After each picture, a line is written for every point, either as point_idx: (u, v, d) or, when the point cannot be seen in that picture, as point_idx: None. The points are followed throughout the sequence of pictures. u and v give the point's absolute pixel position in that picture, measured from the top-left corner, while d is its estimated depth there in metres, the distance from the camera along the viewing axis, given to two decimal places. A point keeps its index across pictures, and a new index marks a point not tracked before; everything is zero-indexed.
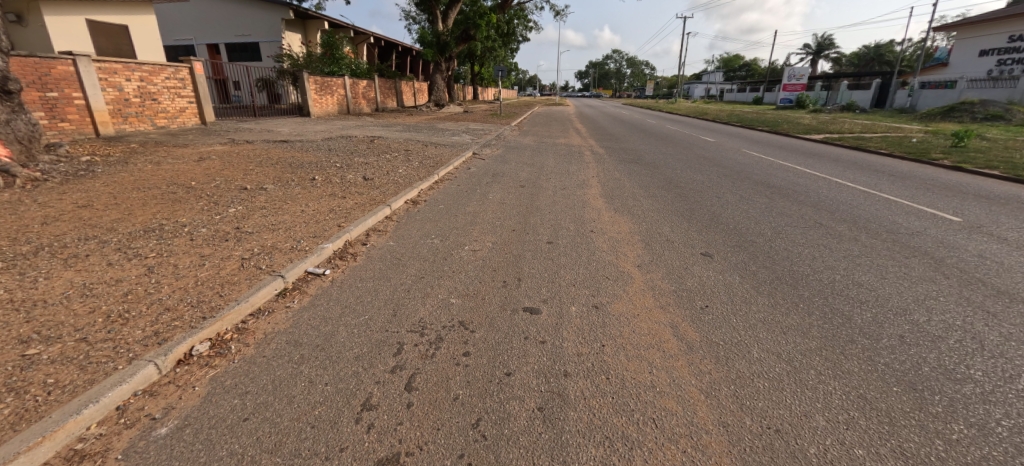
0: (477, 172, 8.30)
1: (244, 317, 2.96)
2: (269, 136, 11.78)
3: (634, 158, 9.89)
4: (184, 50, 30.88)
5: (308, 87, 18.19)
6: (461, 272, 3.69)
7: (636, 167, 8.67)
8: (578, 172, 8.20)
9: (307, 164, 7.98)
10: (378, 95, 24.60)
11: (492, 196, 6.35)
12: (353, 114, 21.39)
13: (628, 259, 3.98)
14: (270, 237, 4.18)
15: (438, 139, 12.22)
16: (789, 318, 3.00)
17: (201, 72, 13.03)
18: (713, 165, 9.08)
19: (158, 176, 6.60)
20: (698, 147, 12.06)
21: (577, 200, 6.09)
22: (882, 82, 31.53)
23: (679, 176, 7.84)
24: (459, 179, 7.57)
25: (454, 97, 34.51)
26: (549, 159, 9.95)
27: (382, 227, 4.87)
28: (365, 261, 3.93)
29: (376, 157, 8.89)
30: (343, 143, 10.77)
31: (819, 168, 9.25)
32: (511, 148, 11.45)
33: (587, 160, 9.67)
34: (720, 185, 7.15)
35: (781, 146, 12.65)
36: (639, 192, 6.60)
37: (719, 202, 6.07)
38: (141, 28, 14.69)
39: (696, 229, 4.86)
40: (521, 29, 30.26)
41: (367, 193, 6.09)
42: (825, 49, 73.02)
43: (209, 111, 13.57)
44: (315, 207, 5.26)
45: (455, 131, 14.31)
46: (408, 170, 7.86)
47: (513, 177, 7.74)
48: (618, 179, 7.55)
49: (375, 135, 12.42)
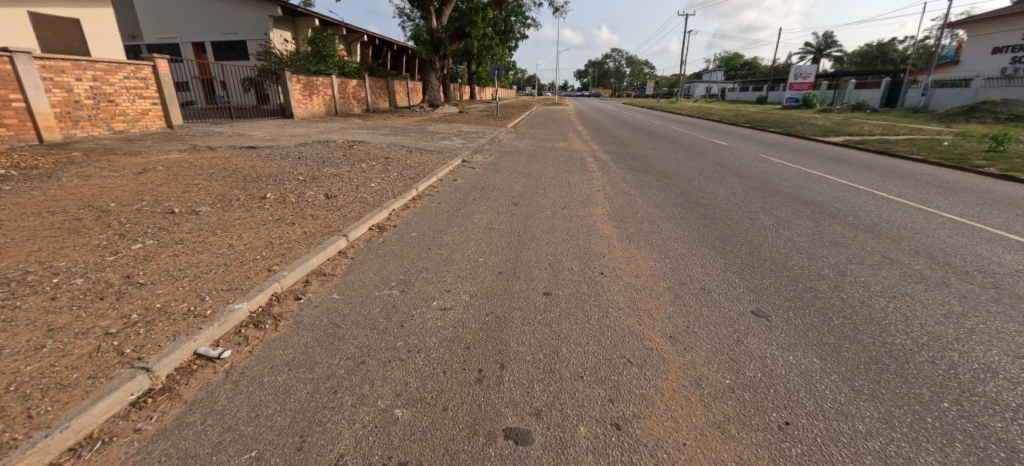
0: (464, 185, 7.18)
1: (54, 459, 1.84)
2: (238, 141, 10.65)
3: (644, 166, 8.76)
4: (169, 47, 29.63)
5: (291, 87, 17.02)
6: (419, 352, 2.57)
7: (647, 178, 7.55)
8: (581, 185, 7.07)
9: (265, 176, 6.86)
10: (369, 95, 23.45)
11: (478, 219, 5.21)
12: (341, 116, 20.25)
13: (656, 326, 2.86)
14: (163, 294, 3.05)
15: (426, 144, 11.10)
16: (925, 454, 1.89)
17: (166, 71, 11.88)
18: (734, 175, 7.95)
19: (77, 195, 5.48)
20: (712, 152, 10.92)
21: (580, 225, 4.97)
22: (893, 81, 30.38)
23: (699, 190, 6.72)
24: (442, 193, 6.45)
25: (450, 97, 33.37)
26: (548, 167, 8.83)
27: (329, 269, 3.74)
28: (289, 331, 2.81)
29: (350, 167, 7.78)
30: (318, 150, 9.65)
31: (854, 177, 8.15)
32: (505, 154, 10.33)
33: (591, 168, 8.55)
34: (749, 202, 6.03)
35: (804, 151, 11.50)
36: (655, 213, 5.47)
37: (755, 227, 4.96)
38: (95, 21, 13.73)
39: (737, 270, 3.74)
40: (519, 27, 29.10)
41: (323, 216, 4.96)
42: (827, 48, 71.95)
43: (176, 113, 12.42)
44: (249, 240, 4.13)
45: (445, 135, 13.15)
46: (383, 183, 6.74)
47: (506, 192, 6.62)
48: (628, 194, 6.44)
49: (356, 140, 11.29)
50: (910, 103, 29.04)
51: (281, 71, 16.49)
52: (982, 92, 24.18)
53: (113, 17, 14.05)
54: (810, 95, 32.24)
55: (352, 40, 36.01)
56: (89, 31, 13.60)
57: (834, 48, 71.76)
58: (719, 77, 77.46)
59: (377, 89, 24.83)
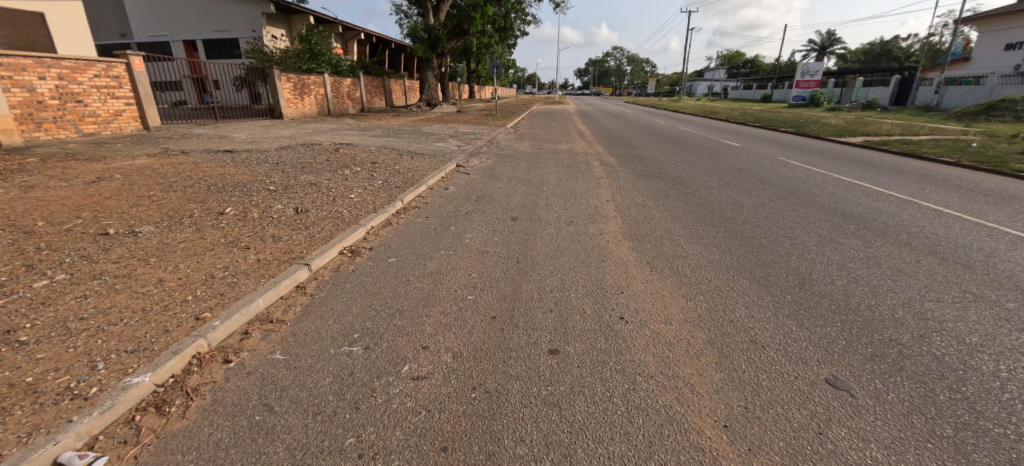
0: (458, 194, 6.40)
1: None
2: (217, 143, 9.86)
3: (656, 171, 7.98)
4: (161, 46, 28.85)
5: (281, 85, 16.22)
6: (374, 460, 1.80)
7: (661, 185, 6.78)
8: (588, 194, 6.29)
9: (233, 185, 6.10)
10: (364, 94, 22.66)
11: (470, 239, 4.43)
12: (334, 116, 19.46)
13: (703, 410, 2.09)
14: (43, 362, 2.29)
15: (419, 147, 10.30)
16: None
17: (141, 68, 11.12)
18: (758, 182, 7.17)
19: (6, 211, 4.73)
20: (727, 155, 10.12)
21: (590, 247, 4.19)
22: (903, 79, 29.53)
23: (721, 200, 5.95)
24: (431, 205, 5.67)
25: (448, 96, 32.57)
26: (551, 172, 8.04)
27: (279, 313, 2.97)
28: (201, 418, 2.04)
29: (331, 174, 7.02)
30: (300, 154, 8.86)
31: (888, 183, 7.37)
32: (505, 158, 9.54)
33: (598, 173, 7.75)
34: (782, 216, 5.26)
35: (824, 153, 10.70)
36: (677, 230, 4.68)
37: (796, 248, 4.20)
38: (59, 15, 13.01)
39: (792, 314, 2.97)
40: (519, 24, 28.30)
41: (286, 237, 4.18)
42: (831, 46, 71.07)
43: (153, 113, 11.66)
44: (186, 272, 3.37)
45: (440, 137, 12.35)
46: (365, 193, 5.96)
47: (504, 203, 5.84)
48: (642, 205, 5.68)
49: (344, 142, 10.50)
50: (921, 101, 28.18)
51: (270, 69, 15.68)
52: (997, 90, 22.77)
53: (74, 9, 13.36)
54: (817, 93, 31.41)
55: (349, 38, 35.23)
56: (54, 25, 12.90)
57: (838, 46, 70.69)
58: (721, 76, 76.59)
59: (372, 88, 24.04)
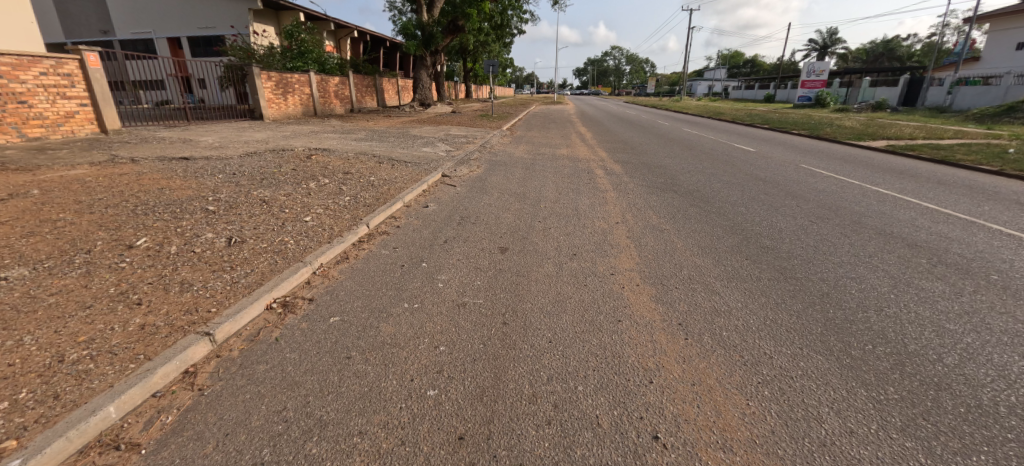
0: (439, 212, 5.39)
1: None
2: (176, 149, 8.81)
3: (669, 182, 6.99)
4: (144, 43, 27.68)
5: (261, 84, 15.14)
6: None
7: (678, 202, 5.79)
8: (593, 214, 5.29)
9: (168, 203, 5.08)
10: (354, 94, 21.60)
11: (444, 282, 3.43)
12: (321, 116, 18.39)
13: None
14: None
15: (402, 152, 9.27)
16: None
17: (96, 65, 10.07)
18: (789, 197, 6.18)
19: None
20: (745, 161, 9.12)
21: (599, 297, 3.19)
22: (913, 79, 28.42)
23: (753, 222, 4.97)
24: (404, 229, 4.67)
25: (443, 96, 31.50)
26: (550, 181, 7.02)
27: (137, 430, 1.97)
28: None
29: (292, 187, 6.00)
30: (266, 162, 7.83)
31: (938, 198, 6.39)
32: (497, 165, 8.52)
33: (603, 185, 6.75)
34: (834, 246, 4.27)
35: (850, 159, 9.71)
36: (709, 268, 3.69)
37: (870, 299, 3.21)
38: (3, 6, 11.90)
39: (909, 429, 1.98)
40: (516, 21, 27.21)
41: (200, 285, 3.17)
42: (832, 45, 70.07)
43: (113, 115, 10.62)
44: (25, 352, 2.35)
45: (428, 140, 11.31)
46: (325, 212, 4.94)
47: (493, 225, 4.84)
48: (660, 230, 4.68)
49: (320, 147, 9.47)
50: (931, 102, 27.04)
51: (249, 66, 14.61)
52: (1014, 90, 21.73)
53: None
54: (823, 93, 30.45)
55: (341, 35, 34.12)
56: None
57: (840, 45, 69.75)
58: (722, 75, 75.77)
59: (362, 87, 22.97)
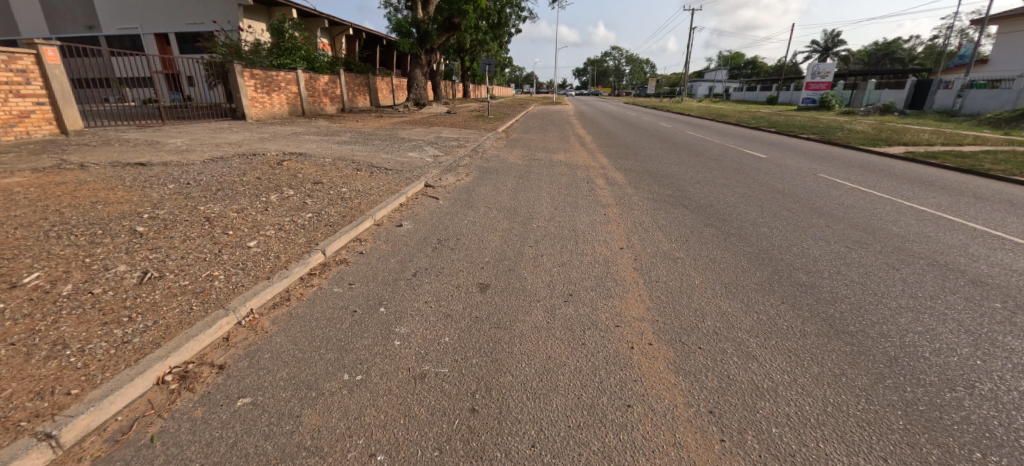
0: (414, 232, 4.62)
1: None
2: (135, 153, 8.02)
3: (677, 195, 6.24)
4: (130, 39, 26.80)
5: (244, 83, 14.31)
6: None
7: (690, 221, 5.04)
8: (594, 236, 4.53)
9: (93, 222, 4.30)
10: (346, 93, 20.81)
11: (401, 337, 2.67)
12: (308, 116, 17.47)
13: None
14: None
15: (386, 157, 8.49)
16: None
17: (55, 61, 9.28)
18: (815, 215, 5.44)
19: None
20: (758, 170, 8.37)
21: (601, 365, 2.43)
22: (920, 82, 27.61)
23: (781, 249, 4.23)
24: (368, 256, 3.91)
25: (440, 95, 30.71)
26: (545, 193, 6.25)
27: None
28: None
29: (248, 202, 5.23)
30: (230, 168, 7.03)
31: (981, 215, 5.66)
32: (488, 173, 7.74)
33: (605, 198, 5.99)
34: (884, 283, 3.53)
35: (870, 168, 8.97)
36: (738, 317, 2.94)
37: (952, 367, 2.47)
38: None
39: None
40: (514, 19, 26.43)
41: (74, 349, 2.40)
42: (834, 47, 69.35)
43: (74, 115, 9.84)
44: None
45: (416, 143, 10.53)
46: (276, 234, 4.17)
47: (475, 251, 4.07)
48: (673, 259, 3.93)
49: (296, 151, 8.67)
50: (938, 106, 26.24)
51: (230, 63, 13.77)
52: None
53: None
54: (828, 94, 29.71)
55: (335, 33, 33.30)
56: None
57: (842, 47, 69.08)
58: (723, 76, 75.02)
59: (354, 86, 22.17)
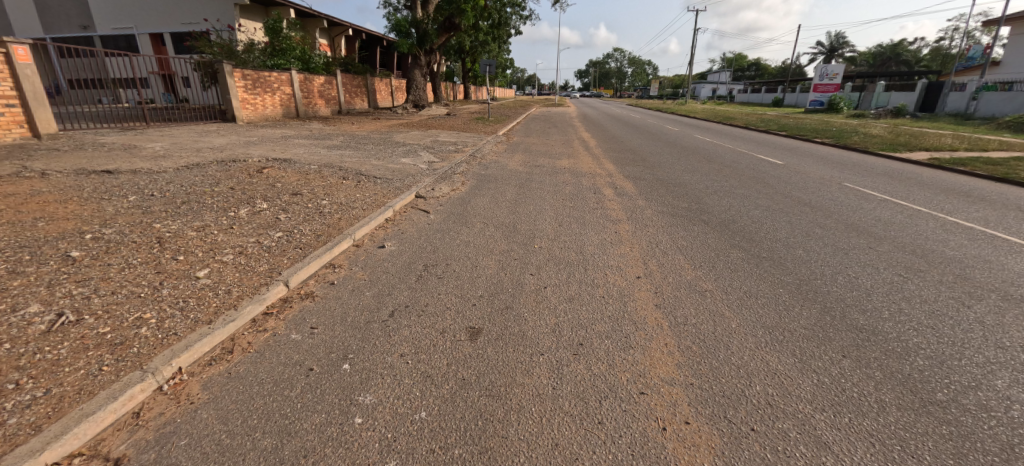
0: (398, 255, 4.01)
1: None
2: (106, 159, 7.43)
3: (695, 208, 5.63)
4: (125, 39, 26.30)
5: (234, 84, 13.73)
6: None
7: (714, 241, 4.42)
8: (605, 260, 3.91)
9: (23, 244, 3.71)
10: (342, 94, 20.25)
11: (365, 411, 2.06)
12: (303, 119, 16.93)
13: None
14: None
15: (376, 163, 7.89)
16: None
17: (26, 60, 8.72)
18: (854, 233, 4.82)
19: None
20: (779, 178, 7.73)
21: (626, 459, 1.82)
22: (932, 83, 26.89)
23: (825, 279, 3.61)
24: (339, 287, 3.31)
25: (440, 97, 30.15)
26: (548, 205, 5.64)
27: None
28: None
29: (213, 218, 4.63)
30: (204, 176, 6.43)
31: None
32: (486, 181, 7.12)
33: (615, 212, 5.37)
34: (960, 327, 2.92)
35: (897, 177, 8.34)
36: (795, 380, 2.32)
37: None
38: None
39: None
40: (515, 19, 25.84)
41: None
42: (839, 48, 68.58)
43: (48, 117, 9.29)
44: None
45: (411, 148, 9.93)
46: (234, 260, 3.56)
47: (466, 281, 3.45)
48: (702, 292, 3.32)
49: (280, 157, 8.08)
50: (951, 108, 25.53)
51: (220, 63, 13.21)
52: None
53: None
54: (837, 97, 29.04)
55: (334, 33, 32.77)
56: None
57: (847, 49, 68.37)
58: (726, 77, 74.37)
59: (351, 87, 21.60)
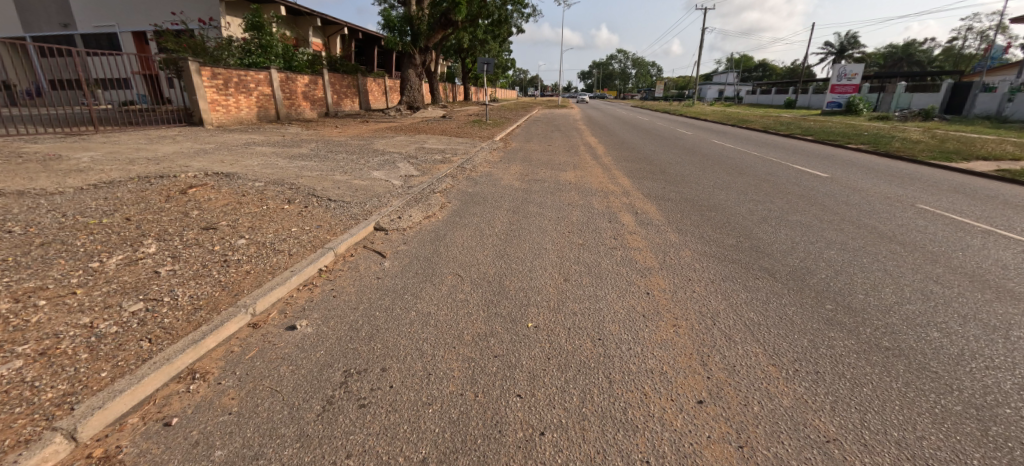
0: (311, 343, 2.54)
1: None
2: (4, 174, 6.01)
3: (749, 248, 4.15)
4: (107, 39, 25.02)
5: (202, 83, 12.33)
6: None
7: (798, 315, 2.92)
8: (639, 359, 2.42)
9: None
10: (329, 95, 18.84)
11: None
12: (283, 122, 15.54)
13: None
14: None
15: (339, 179, 6.45)
16: None
17: None
18: (992, 295, 3.32)
19: None
20: (835, 198, 6.24)
21: None
22: (958, 83, 25.30)
23: (1017, 408, 2.12)
24: (171, 439, 1.84)
25: (437, 98, 28.76)
26: (548, 243, 4.18)
27: None
28: None
29: (63, 273, 3.17)
30: (106, 200, 4.98)
31: None
32: (472, 202, 5.67)
33: (641, 257, 3.89)
34: None
35: (975, 195, 6.83)
36: None
37: None
38: None
39: None
40: (517, 16, 24.38)
41: None
42: (849, 48, 66.81)
43: None
44: None
45: (389, 157, 8.47)
46: (14, 375, 2.09)
47: (402, 417, 1.97)
48: (824, 448, 1.84)
49: (224, 170, 6.63)
50: (979, 111, 24.01)
51: (186, 60, 11.81)
52: None
53: None
54: (856, 98, 27.49)
55: (329, 32, 31.44)
56: None
57: (857, 50, 66.38)
58: (732, 78, 72.89)
59: (339, 87, 20.20)
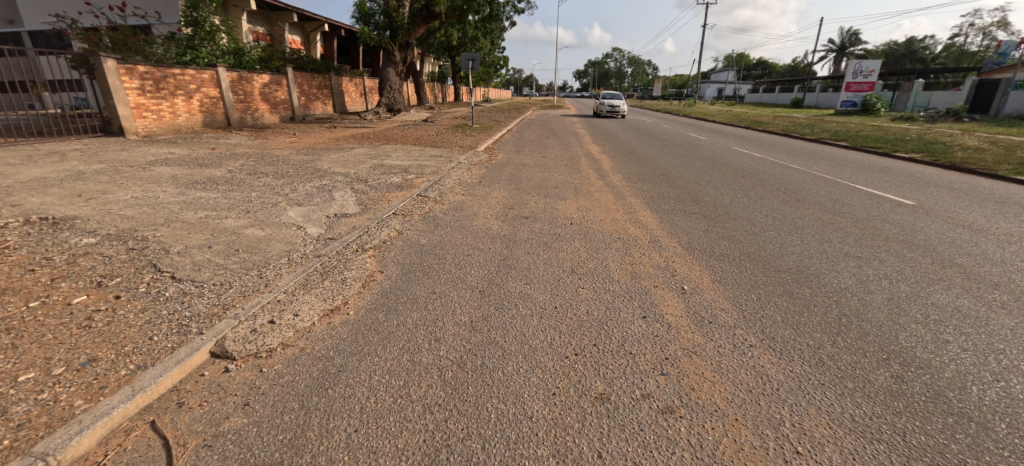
0: None
1: None
2: None
3: (933, 406, 2.10)
4: (56, 36, 22.49)
5: (122, 84, 10.14)
6: None
7: None
8: None
9: None
10: (293, 96, 16.62)
11: None
12: (233, 129, 13.35)
13: None
14: None
15: (230, 224, 4.30)
16: None
17: None
18: None
19: None
20: (966, 250, 4.19)
21: None
22: (982, 80, 23.87)
23: None
24: None
25: (422, 99, 26.53)
26: (536, 402, 2.07)
27: None
28: None
29: None
30: None
31: None
32: (419, 270, 3.53)
33: (736, 453, 1.79)
34: None
35: None
36: None
37: None
38: None
39: None
40: (509, 9, 22.21)
41: None
42: (852, 44, 64.92)
43: None
44: None
45: (330, 180, 6.31)
46: None
47: None
48: None
49: (59, 214, 4.44)
50: (1011, 109, 22.09)
51: (98, 55, 9.65)
52: None
53: None
54: (873, 96, 25.58)
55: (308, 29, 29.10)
56: None
57: (858, 47, 64.74)
58: (731, 75, 71.21)
59: (309, 88, 18.02)
